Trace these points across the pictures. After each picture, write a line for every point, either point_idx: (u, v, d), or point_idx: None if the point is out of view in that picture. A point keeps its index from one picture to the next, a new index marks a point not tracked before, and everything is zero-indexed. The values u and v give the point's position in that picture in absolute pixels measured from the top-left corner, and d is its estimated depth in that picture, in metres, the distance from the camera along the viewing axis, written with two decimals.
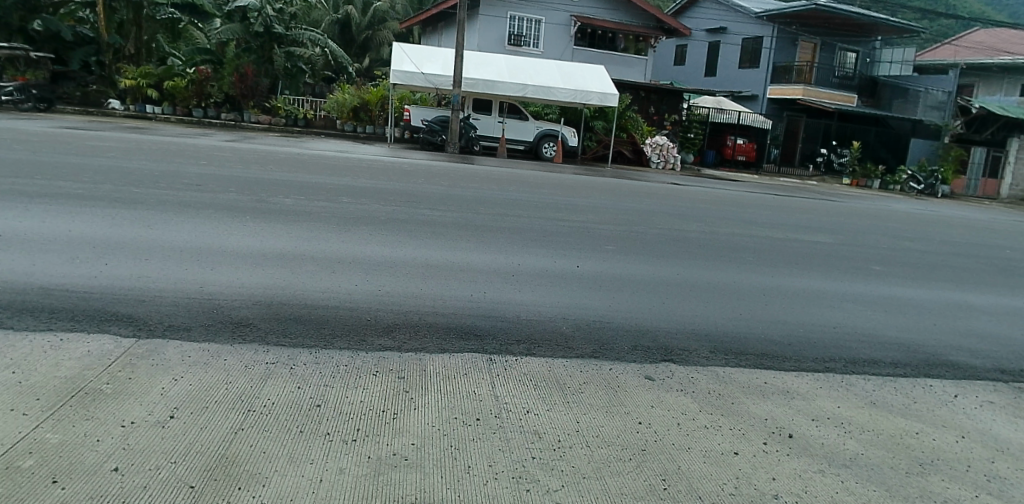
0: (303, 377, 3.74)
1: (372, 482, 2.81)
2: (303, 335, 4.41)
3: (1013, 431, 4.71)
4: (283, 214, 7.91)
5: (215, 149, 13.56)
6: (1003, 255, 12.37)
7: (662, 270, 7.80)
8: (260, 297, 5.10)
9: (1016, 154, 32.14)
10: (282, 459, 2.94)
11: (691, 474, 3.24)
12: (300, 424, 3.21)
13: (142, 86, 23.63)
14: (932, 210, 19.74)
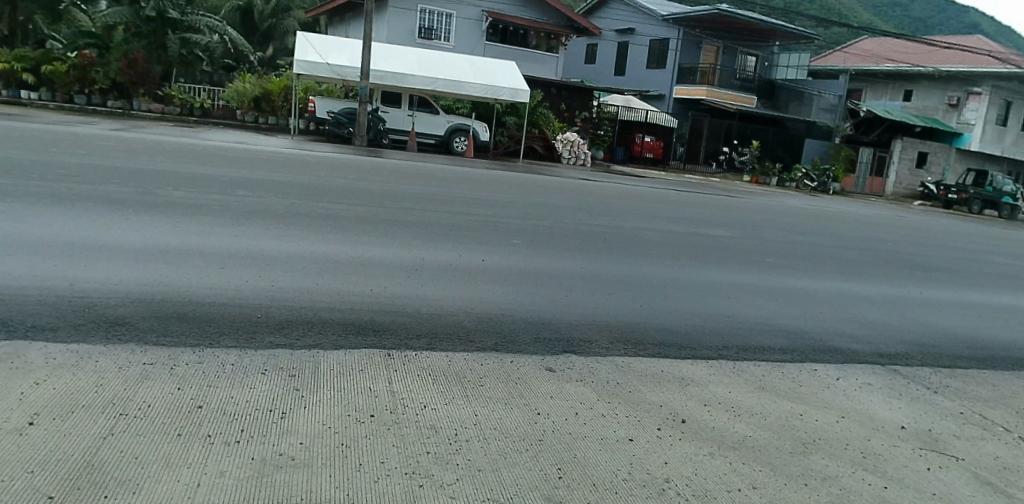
0: (184, 377, 3.56)
1: (253, 483, 2.70)
2: (188, 334, 4.20)
3: (891, 411, 5.03)
4: (168, 208, 7.55)
5: (97, 138, 12.75)
6: (885, 248, 13.13)
7: (568, 263, 7.91)
8: (141, 295, 4.82)
9: (898, 156, 34.19)
10: (156, 463, 2.77)
11: (584, 462, 3.27)
12: (175, 428, 3.03)
13: (16, 70, 22.09)
14: (821, 205, 20.81)
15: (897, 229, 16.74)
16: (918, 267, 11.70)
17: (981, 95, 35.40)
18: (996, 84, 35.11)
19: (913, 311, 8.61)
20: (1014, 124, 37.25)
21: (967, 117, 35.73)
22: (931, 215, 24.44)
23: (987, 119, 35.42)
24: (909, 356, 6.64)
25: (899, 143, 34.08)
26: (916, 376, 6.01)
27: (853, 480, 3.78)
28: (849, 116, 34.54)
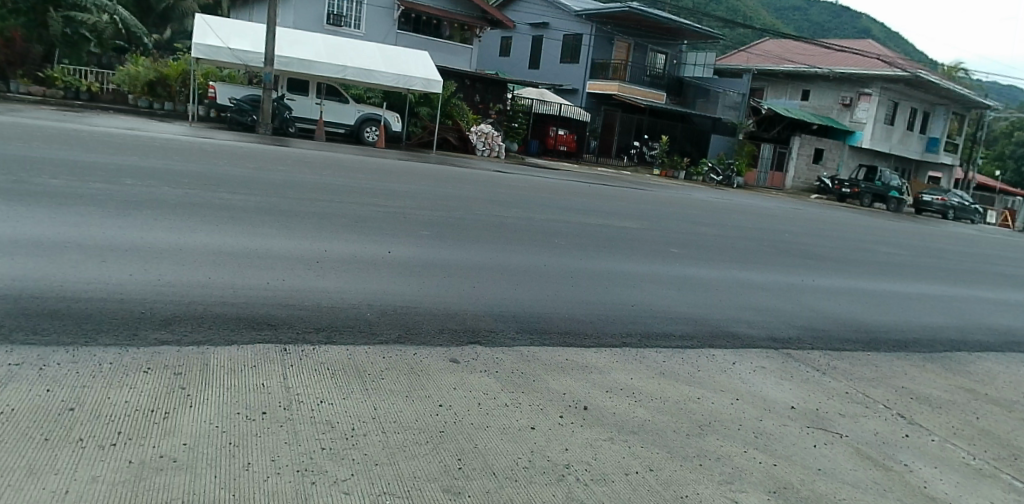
0: (53, 379, 3.32)
1: (129, 488, 2.55)
2: (63, 332, 3.93)
3: (782, 392, 5.27)
4: (50, 198, 7.05)
5: None
6: (784, 239, 13.75)
7: (478, 255, 7.87)
8: (10, 292, 4.48)
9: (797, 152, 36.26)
10: (18, 471, 2.58)
11: (485, 452, 3.26)
12: (42, 433, 2.83)
13: None
14: (724, 198, 21.60)
15: (793, 220, 17.58)
16: (812, 257, 12.32)
17: (872, 96, 37.47)
18: (883, 85, 37.38)
19: (807, 298, 9.05)
20: (900, 123, 39.71)
21: (859, 115, 37.80)
22: (825, 208, 25.85)
23: (876, 118, 37.58)
24: (801, 340, 6.99)
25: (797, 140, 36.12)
26: (807, 359, 6.32)
27: (745, 459, 3.94)
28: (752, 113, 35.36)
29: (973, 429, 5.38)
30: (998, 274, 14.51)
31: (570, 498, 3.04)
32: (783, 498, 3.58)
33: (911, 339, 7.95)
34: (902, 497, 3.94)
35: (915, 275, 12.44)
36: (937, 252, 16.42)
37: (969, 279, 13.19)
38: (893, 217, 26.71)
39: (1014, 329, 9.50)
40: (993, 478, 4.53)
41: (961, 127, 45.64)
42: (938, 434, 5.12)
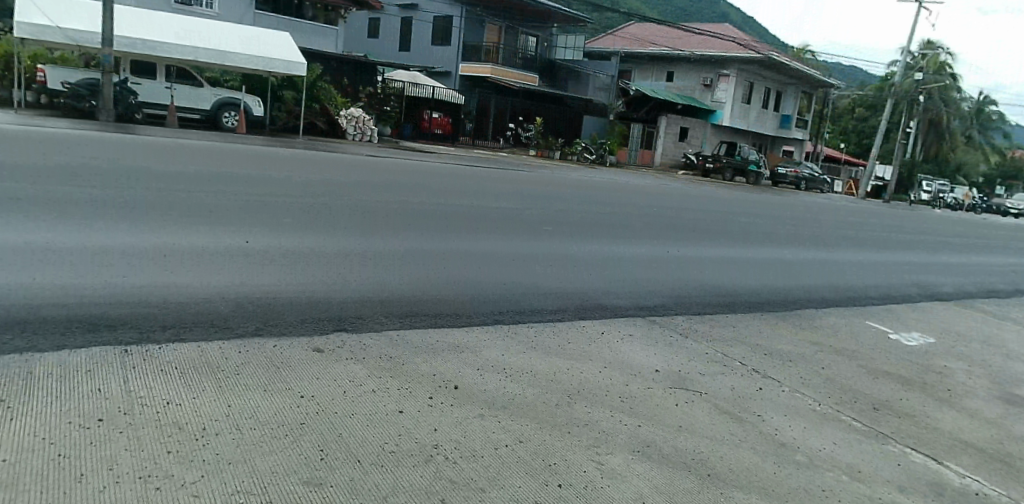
0: None
1: None
2: None
3: (647, 357, 5.48)
4: None
5: None
6: (652, 213, 14.34)
7: (345, 241, 7.65)
8: None
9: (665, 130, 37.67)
10: None
11: (350, 440, 3.18)
12: None
13: None
14: (596, 176, 22.24)
15: (661, 195, 18.37)
16: (680, 229, 12.87)
17: (730, 76, 39.62)
18: (738, 66, 39.62)
19: (674, 268, 9.46)
20: (756, 102, 42.25)
21: (719, 95, 39.88)
22: (690, 183, 27.15)
23: (734, 97, 39.80)
24: (666, 307, 7.30)
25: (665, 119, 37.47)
26: (670, 324, 6.62)
27: (611, 422, 4.07)
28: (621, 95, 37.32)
29: (819, 378, 5.83)
30: (847, 238, 15.76)
31: (437, 477, 3.03)
32: (646, 457, 3.75)
33: (769, 301, 8.51)
34: (757, 446, 4.21)
35: (774, 242, 13.30)
36: (794, 220, 17.62)
37: (819, 243, 14.29)
38: (750, 190, 28.45)
39: (859, 288, 10.38)
40: (835, 420, 4.93)
41: (809, 104, 49.12)
42: (788, 385, 5.50)
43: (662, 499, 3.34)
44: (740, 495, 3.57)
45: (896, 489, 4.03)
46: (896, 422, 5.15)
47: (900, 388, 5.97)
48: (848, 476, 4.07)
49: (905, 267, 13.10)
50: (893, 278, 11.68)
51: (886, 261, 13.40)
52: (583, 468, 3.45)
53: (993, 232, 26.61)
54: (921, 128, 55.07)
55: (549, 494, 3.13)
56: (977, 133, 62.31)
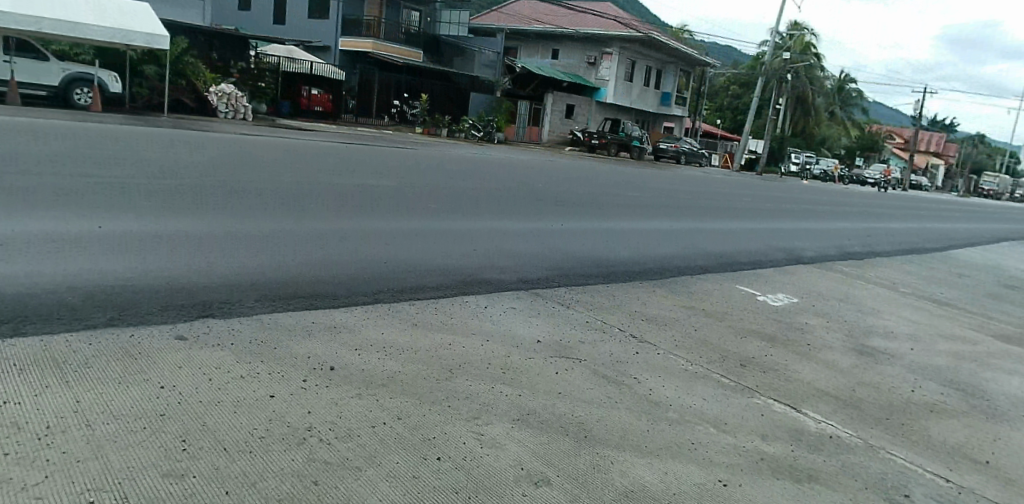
0: None
1: None
2: None
3: (528, 328, 5.55)
4: None
5: None
6: (540, 189, 14.52)
7: (215, 224, 7.28)
8: None
9: (550, 108, 38.28)
10: None
11: (215, 428, 3.04)
12: None
13: None
14: (485, 153, 22.23)
15: (549, 171, 18.63)
16: (565, 203, 13.12)
17: (612, 54, 40.56)
18: (618, 44, 40.60)
19: (557, 241, 9.63)
20: (638, 80, 43.48)
21: (601, 73, 40.84)
22: (574, 158, 27.67)
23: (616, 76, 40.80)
24: (548, 279, 7.42)
25: (550, 96, 38.08)
26: (553, 295, 6.74)
27: (492, 394, 4.10)
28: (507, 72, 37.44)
29: (693, 340, 6.11)
30: (723, 209, 16.54)
31: (310, 460, 2.95)
32: (526, 425, 3.80)
33: (647, 270, 8.82)
34: (633, 406, 4.37)
35: (655, 214, 13.80)
36: (676, 193, 18.32)
37: (699, 215, 14.93)
38: (631, 164, 29.33)
39: (734, 255, 10.95)
40: (706, 378, 5.18)
41: (686, 81, 51.05)
42: (663, 348, 5.73)
43: (541, 464, 3.42)
44: (616, 454, 3.70)
45: (759, 436, 4.31)
46: (761, 377, 5.48)
47: (766, 345, 6.36)
48: (716, 428, 4.30)
49: (775, 234, 13.93)
50: (763, 245, 12.40)
51: (757, 229, 14.21)
52: (463, 440, 3.46)
53: (852, 200, 28.62)
54: (788, 104, 58.49)
55: (427, 468, 3.13)
56: (839, 109, 66.88)
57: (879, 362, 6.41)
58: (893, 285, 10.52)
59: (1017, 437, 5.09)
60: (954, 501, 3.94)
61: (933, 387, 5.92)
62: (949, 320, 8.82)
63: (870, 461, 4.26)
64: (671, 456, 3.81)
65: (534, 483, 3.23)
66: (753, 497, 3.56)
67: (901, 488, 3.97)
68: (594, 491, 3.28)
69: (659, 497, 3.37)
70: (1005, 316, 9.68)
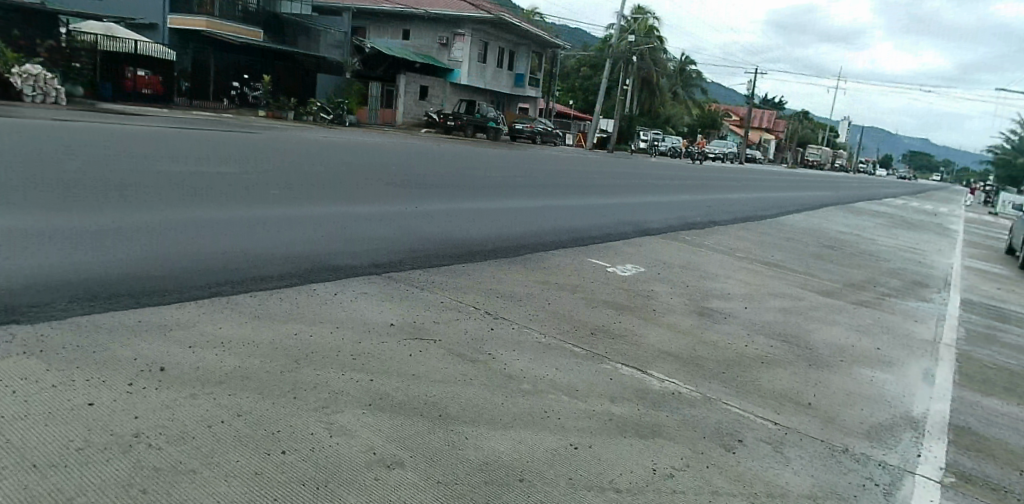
0: None
1: None
2: None
3: (382, 312, 5.45)
4: None
5: None
6: (395, 172, 14.26)
7: (21, 220, 6.55)
8: None
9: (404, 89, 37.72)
10: None
11: (22, 445, 2.75)
12: None
13: None
14: (337, 137, 21.51)
15: (405, 154, 18.34)
16: (419, 186, 12.98)
17: (465, 36, 40.71)
18: (469, 24, 40.60)
19: (411, 223, 9.51)
20: (491, 62, 43.69)
21: (455, 55, 40.95)
22: (429, 140, 27.43)
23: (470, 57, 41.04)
24: (401, 262, 7.29)
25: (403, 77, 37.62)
26: (406, 278, 6.64)
27: (341, 382, 3.97)
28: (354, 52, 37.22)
29: (547, 313, 6.25)
30: (577, 187, 17.01)
31: (136, 468, 2.75)
32: (378, 409, 3.72)
33: (501, 248, 8.89)
34: (488, 382, 4.39)
35: (511, 193, 13.98)
36: (533, 172, 18.65)
37: (554, 192, 15.26)
38: (486, 144, 29.50)
39: (586, 229, 11.29)
40: (560, 349, 5.31)
41: (538, 63, 51.96)
42: (518, 322, 5.83)
43: (394, 447, 3.36)
44: (469, 429, 3.72)
45: (608, 399, 4.47)
46: (611, 343, 5.69)
47: (616, 313, 6.62)
48: (568, 395, 4.42)
49: (624, 209, 14.52)
50: (614, 219, 12.88)
51: (607, 205, 14.74)
52: (311, 431, 3.33)
53: (697, 175, 30.33)
54: (635, 85, 61.10)
55: (270, 462, 2.99)
56: (681, 90, 70.69)
57: (717, 322, 6.86)
58: (731, 251, 11.27)
59: (833, 379, 5.63)
60: (781, 441, 4.30)
61: (765, 341, 6.41)
62: (780, 280, 9.57)
63: (709, 412, 4.55)
64: (525, 426, 3.88)
65: (386, 466, 3.18)
66: (603, 457, 3.70)
67: (736, 434, 4.28)
68: (447, 469, 3.28)
69: (514, 466, 3.43)
70: (826, 274, 10.65)
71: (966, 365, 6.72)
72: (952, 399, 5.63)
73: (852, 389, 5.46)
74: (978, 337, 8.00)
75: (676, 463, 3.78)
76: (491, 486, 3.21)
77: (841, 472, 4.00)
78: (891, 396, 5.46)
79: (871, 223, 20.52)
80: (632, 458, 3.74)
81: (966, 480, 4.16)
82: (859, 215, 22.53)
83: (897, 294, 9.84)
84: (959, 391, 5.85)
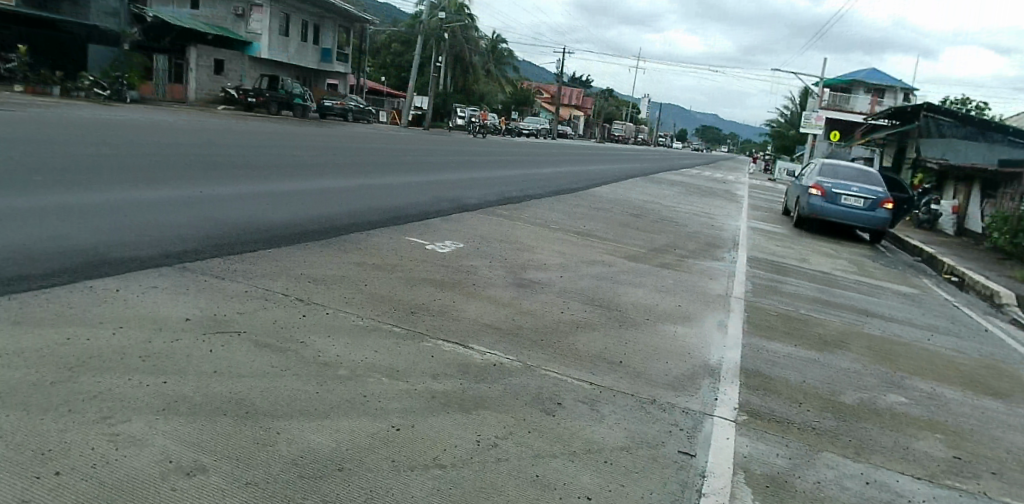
0: None
1: None
2: None
3: (177, 306, 4.98)
4: None
5: None
6: (189, 153, 13.17)
7: None
8: None
9: (195, 63, 35.58)
10: None
11: None
12: None
13: None
14: (122, 115, 19.53)
15: (202, 133, 17.04)
16: (217, 167, 12.07)
17: (263, 7, 38.33)
18: None
19: (207, 208, 8.81)
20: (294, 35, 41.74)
21: (253, 26, 38.48)
22: (230, 118, 25.71)
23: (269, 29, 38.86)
24: (197, 251, 6.72)
25: (194, 51, 35.43)
26: (204, 268, 6.13)
27: (127, 387, 3.56)
28: (135, 21, 33.89)
29: (363, 295, 6.05)
30: (391, 165, 16.71)
31: None
32: (174, 413, 3.39)
33: (312, 231, 8.48)
34: (300, 372, 4.14)
35: (322, 173, 13.42)
36: (346, 151, 18.10)
37: (367, 171, 14.87)
38: (295, 123, 28.20)
39: (400, 208, 11.09)
40: (378, 330, 5.16)
41: (346, 38, 50.28)
42: (332, 306, 5.57)
43: (193, 451, 3.07)
44: (280, 423, 3.48)
45: (429, 377, 4.40)
46: (430, 320, 5.62)
47: (435, 290, 6.56)
48: (388, 377, 4.30)
49: (440, 185, 14.51)
50: (430, 196, 12.80)
51: (424, 182, 14.62)
52: (91, 446, 2.96)
53: (512, 150, 31.03)
54: (448, 62, 61.12)
55: (40, 488, 2.63)
56: (494, 67, 71.75)
57: (534, 292, 7.03)
58: (545, 223, 11.60)
59: (641, 337, 5.97)
60: (597, 399, 4.46)
61: (579, 307, 6.67)
62: (591, 248, 10.01)
63: (528, 379, 4.63)
64: (343, 413, 3.71)
65: (185, 474, 2.89)
66: (425, 435, 3.62)
67: (555, 398, 4.38)
68: (256, 468, 3.04)
69: (330, 456, 3.26)
70: (631, 240, 11.29)
71: (753, 314, 7.42)
72: (743, 345, 6.19)
73: (658, 345, 5.82)
74: (762, 289, 8.87)
75: (500, 432, 3.79)
76: (308, 480, 3.02)
77: (651, 422, 4.23)
78: (692, 347, 5.89)
79: (669, 192, 22.13)
80: (456, 433, 3.70)
81: (756, 416, 4.58)
82: (659, 185, 24.19)
83: (695, 255, 10.67)
84: (748, 338, 6.45)
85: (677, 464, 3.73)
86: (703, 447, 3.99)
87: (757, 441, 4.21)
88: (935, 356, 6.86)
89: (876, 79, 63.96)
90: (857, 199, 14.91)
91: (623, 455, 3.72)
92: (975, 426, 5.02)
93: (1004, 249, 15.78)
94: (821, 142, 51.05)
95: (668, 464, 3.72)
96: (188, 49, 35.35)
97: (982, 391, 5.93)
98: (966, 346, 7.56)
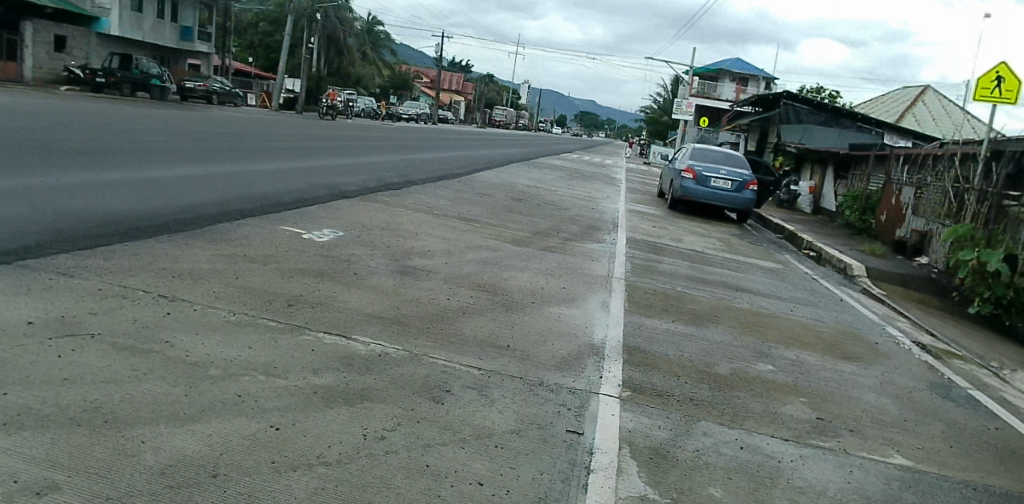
0: None
1: None
2: None
3: (17, 309, 4.49)
4: None
5: None
6: (27, 138, 12.01)
7: None
8: None
9: (31, 40, 32.31)
10: None
11: None
12: None
13: None
14: None
15: (43, 116, 15.60)
16: (63, 154, 11.08)
17: None
18: None
19: (54, 199, 8.07)
20: (148, 12, 39.31)
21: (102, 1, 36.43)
22: (78, 99, 23.76)
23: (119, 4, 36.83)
24: (43, 247, 6.12)
25: (29, 27, 32.15)
26: (50, 265, 5.59)
27: None
28: None
29: (234, 288, 5.71)
30: (260, 150, 15.96)
31: None
32: (17, 428, 3.03)
33: (174, 222, 7.92)
34: (166, 375, 3.84)
35: (185, 160, 12.62)
36: (209, 136, 17.12)
37: (232, 157, 14.15)
38: (151, 105, 26.44)
39: (272, 195, 10.61)
40: (251, 325, 4.88)
41: (210, 16, 47.59)
42: (200, 302, 5.22)
43: (41, 468, 2.77)
44: (143, 431, 3.20)
45: (309, 372, 4.20)
46: (309, 313, 5.37)
47: (314, 281, 6.30)
48: (265, 374, 4.06)
49: (318, 172, 14.05)
50: (304, 183, 12.29)
51: (297, 168, 14.06)
52: None
53: (388, 135, 30.52)
54: (320, 44, 59.04)
55: None
56: (369, 49, 70.24)
57: (418, 279, 6.89)
58: (427, 209, 11.43)
59: (527, 320, 5.98)
60: (486, 384, 4.42)
61: (464, 292, 6.60)
62: (475, 233, 9.94)
63: (414, 367, 4.53)
64: (215, 416, 3.46)
65: (33, 494, 2.60)
66: (307, 432, 3.44)
67: (443, 385, 4.30)
68: (119, 481, 2.78)
69: (203, 463, 3.03)
70: (513, 224, 11.34)
71: (633, 293, 7.63)
72: (624, 324, 6.34)
73: (543, 327, 5.86)
74: (640, 268, 9.15)
75: (386, 424, 3.66)
76: (180, 489, 2.79)
77: (539, 403, 4.24)
78: (576, 328, 5.96)
79: (548, 175, 22.48)
80: (340, 428, 3.54)
81: (639, 391, 4.68)
82: (538, 169, 24.51)
83: (576, 238, 10.85)
84: (630, 316, 6.61)
85: (565, 443, 3.75)
86: (589, 425, 4.04)
87: (640, 415, 4.30)
88: (798, 326, 7.31)
89: (739, 68, 67.57)
90: (725, 182, 15.71)
91: (514, 439, 3.69)
92: (834, 388, 5.37)
93: (854, 225, 17.10)
94: (691, 127, 53.36)
95: (557, 443, 3.72)
96: (24, 24, 31.97)
97: (840, 356, 6.37)
98: (825, 315, 8.11)
